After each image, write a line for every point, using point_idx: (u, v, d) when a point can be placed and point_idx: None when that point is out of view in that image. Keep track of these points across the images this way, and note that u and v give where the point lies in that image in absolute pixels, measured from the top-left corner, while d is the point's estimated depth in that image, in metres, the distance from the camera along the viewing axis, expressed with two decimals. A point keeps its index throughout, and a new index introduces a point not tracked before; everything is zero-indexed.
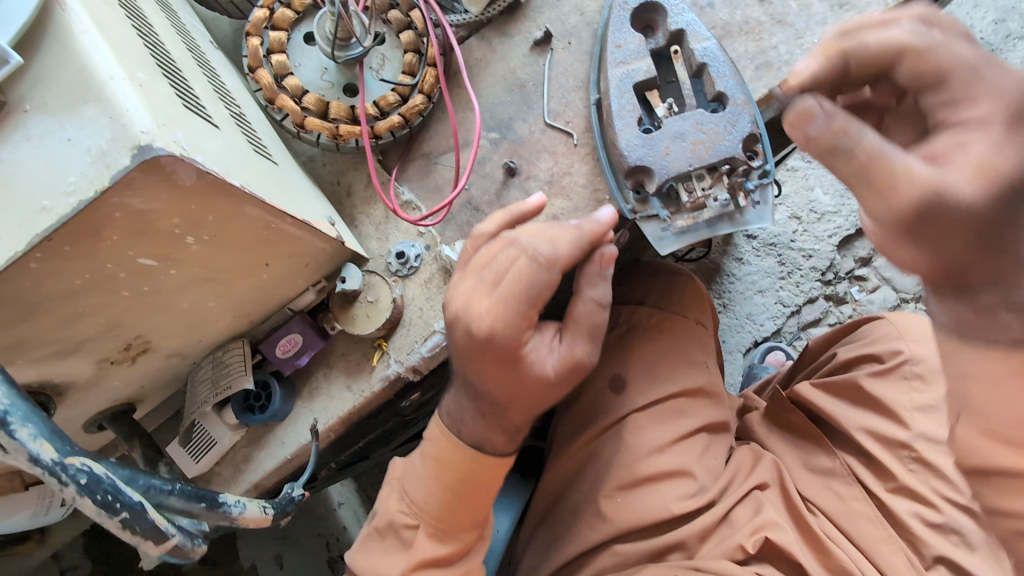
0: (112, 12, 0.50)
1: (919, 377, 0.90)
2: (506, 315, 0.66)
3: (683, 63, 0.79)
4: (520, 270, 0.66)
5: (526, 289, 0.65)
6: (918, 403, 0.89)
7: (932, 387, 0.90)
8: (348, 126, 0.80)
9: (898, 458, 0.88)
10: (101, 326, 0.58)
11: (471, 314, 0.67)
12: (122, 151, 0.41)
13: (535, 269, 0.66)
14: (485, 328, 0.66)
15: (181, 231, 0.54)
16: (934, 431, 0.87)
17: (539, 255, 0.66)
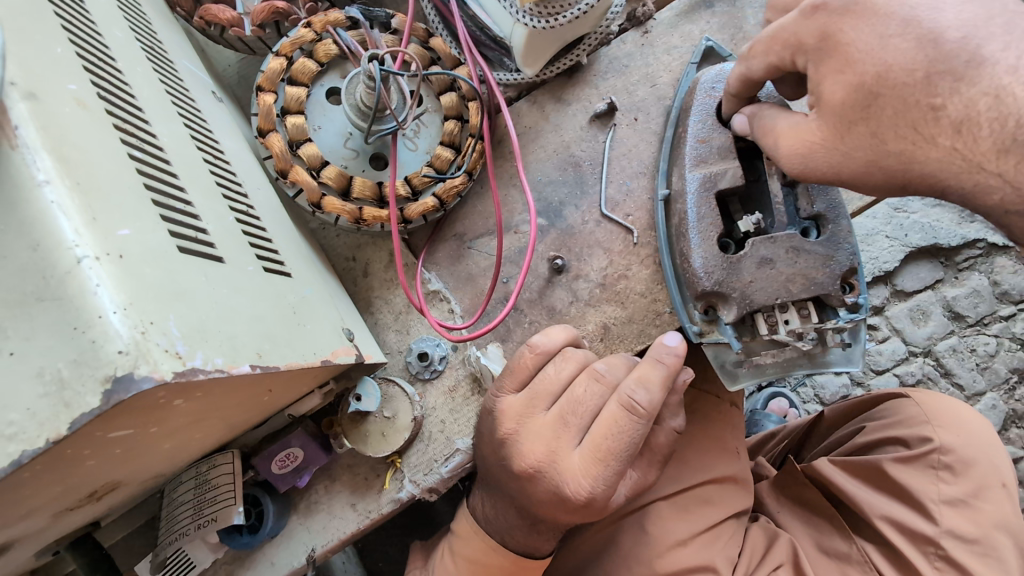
0: (87, 127, 0.37)
1: (949, 469, 0.76)
2: (603, 475, 0.54)
3: (777, 172, 0.65)
4: (607, 417, 0.54)
5: (620, 446, 0.54)
6: (946, 496, 0.75)
7: (964, 480, 0.76)
8: (373, 209, 0.68)
9: (923, 556, 0.74)
10: (57, 492, 0.46)
11: (560, 470, 0.55)
12: (89, 384, 0.28)
13: (630, 422, 0.54)
14: (583, 492, 0.54)
15: (168, 398, 0.42)
16: (965, 531, 0.73)
17: (638, 406, 0.53)
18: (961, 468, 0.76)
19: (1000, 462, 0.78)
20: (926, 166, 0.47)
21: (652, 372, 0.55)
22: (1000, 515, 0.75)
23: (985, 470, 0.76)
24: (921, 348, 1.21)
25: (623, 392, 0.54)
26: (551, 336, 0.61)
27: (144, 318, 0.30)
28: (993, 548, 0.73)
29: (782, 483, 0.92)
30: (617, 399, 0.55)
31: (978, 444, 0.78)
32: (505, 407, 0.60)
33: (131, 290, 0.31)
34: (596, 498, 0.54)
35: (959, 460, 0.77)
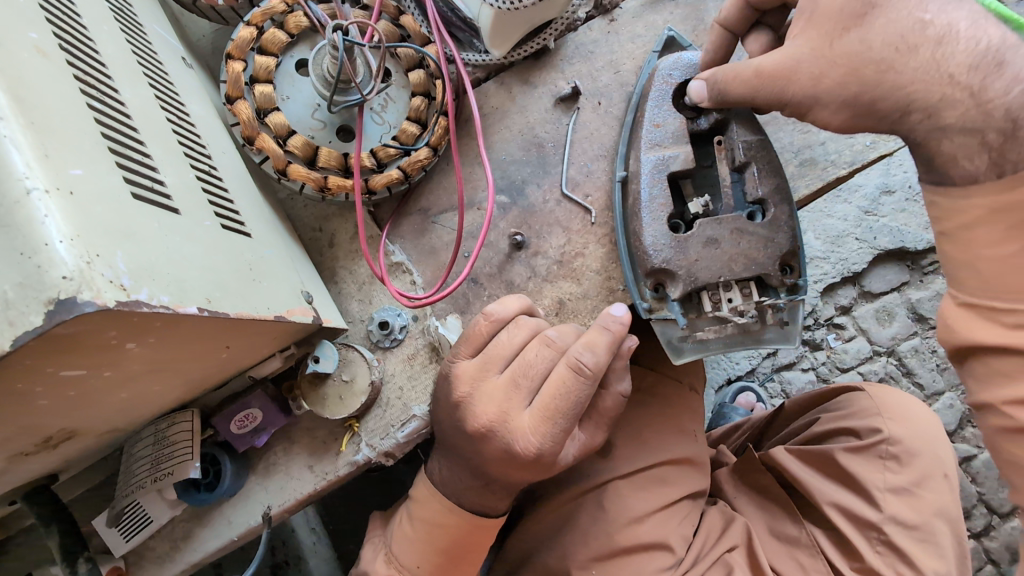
0: (45, 73, 0.39)
1: (895, 458, 0.84)
2: (551, 432, 0.57)
3: (725, 154, 0.70)
4: (557, 377, 0.57)
5: (567, 404, 0.57)
6: (892, 484, 0.83)
7: (909, 470, 0.84)
8: (338, 179, 0.69)
9: (866, 539, 0.82)
10: (12, 431, 0.48)
11: (510, 429, 0.58)
12: (34, 306, 0.30)
13: (577, 382, 0.57)
14: (532, 448, 0.57)
15: (120, 340, 0.43)
16: (907, 517, 0.81)
17: (585, 366, 0.56)
18: (906, 458, 0.84)
19: (941, 453, 0.86)
20: (901, 75, 0.53)
21: (599, 338, 0.57)
22: (940, 502, 0.83)
23: (929, 462, 0.85)
24: (885, 348, 1.27)
25: (571, 355, 0.57)
26: (506, 304, 0.63)
27: (90, 249, 0.32)
28: (930, 534, 0.81)
29: (741, 471, 0.98)
30: (566, 362, 0.58)
31: (923, 437, 0.86)
32: (459, 370, 0.62)
33: (78, 224, 0.33)
34: (543, 453, 0.57)
35: (905, 451, 0.85)
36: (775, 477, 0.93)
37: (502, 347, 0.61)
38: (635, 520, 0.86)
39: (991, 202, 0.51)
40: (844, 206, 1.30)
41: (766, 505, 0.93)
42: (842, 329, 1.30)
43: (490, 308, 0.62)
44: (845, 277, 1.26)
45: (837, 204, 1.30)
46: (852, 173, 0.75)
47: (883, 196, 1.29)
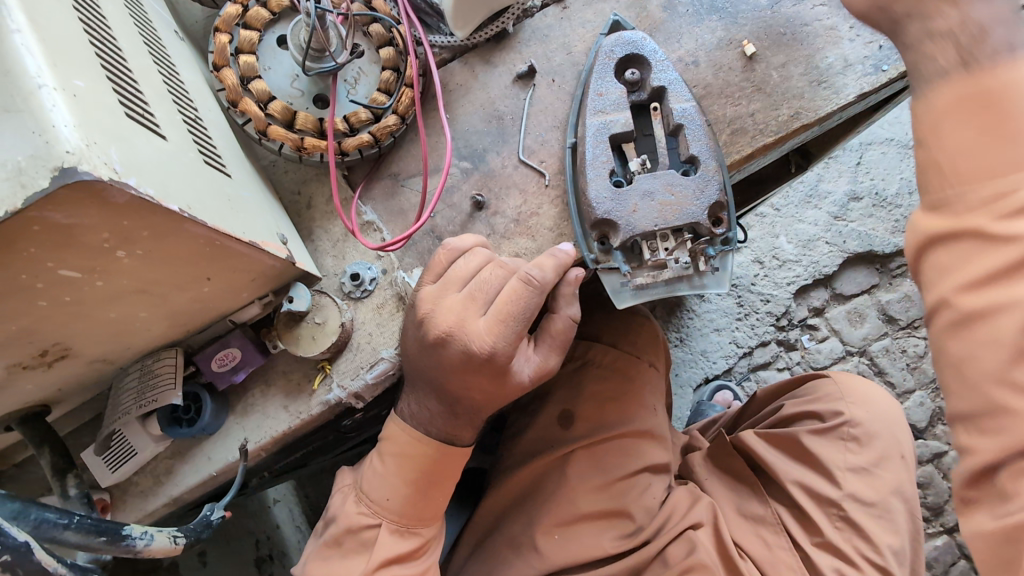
0: (54, 6, 0.46)
1: (855, 440, 0.91)
2: (506, 334, 0.66)
3: (661, 120, 0.79)
4: (510, 291, 0.66)
5: (518, 310, 0.66)
6: (851, 463, 0.90)
7: (868, 451, 0.91)
8: (314, 140, 0.77)
9: (826, 515, 0.88)
10: (12, 333, 0.54)
11: (467, 333, 0.67)
12: (42, 171, 0.38)
13: (526, 292, 0.66)
14: (486, 348, 0.66)
15: (111, 245, 0.50)
16: (866, 495, 0.88)
17: (534, 280, 0.66)
18: (865, 439, 0.91)
19: (899, 435, 0.93)
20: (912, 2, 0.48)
21: (547, 261, 0.67)
22: (896, 482, 0.90)
23: (886, 443, 0.92)
24: (857, 348, 1.43)
25: (522, 271, 0.66)
26: (465, 240, 0.73)
27: (89, 137, 0.40)
28: (887, 510, 0.88)
29: (713, 456, 1.02)
30: (519, 278, 0.67)
31: (882, 421, 0.94)
32: (422, 299, 0.70)
33: (80, 117, 0.40)
34: (497, 351, 0.66)
35: (865, 433, 0.92)
36: (745, 460, 0.99)
37: (461, 274, 0.70)
38: (593, 491, 0.94)
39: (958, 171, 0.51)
40: (815, 212, 1.48)
41: (733, 486, 0.98)
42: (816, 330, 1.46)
43: (450, 242, 0.72)
44: (815, 279, 1.43)
45: (809, 210, 1.49)
46: (778, 141, 0.84)
47: (850, 203, 1.48)
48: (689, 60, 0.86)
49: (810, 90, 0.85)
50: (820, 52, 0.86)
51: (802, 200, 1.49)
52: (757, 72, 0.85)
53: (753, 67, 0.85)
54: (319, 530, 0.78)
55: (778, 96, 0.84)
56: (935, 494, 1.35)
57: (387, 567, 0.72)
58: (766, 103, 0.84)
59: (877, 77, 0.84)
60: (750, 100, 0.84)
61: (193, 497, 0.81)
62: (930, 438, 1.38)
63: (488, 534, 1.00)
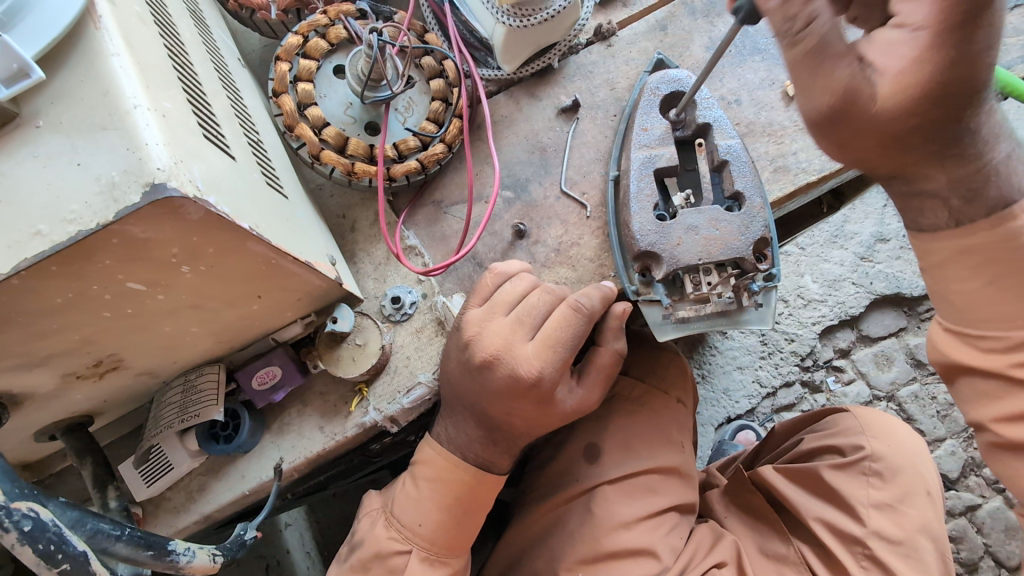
0: (146, 31, 0.49)
1: (878, 475, 0.88)
2: (552, 360, 0.67)
3: (705, 155, 0.80)
4: (557, 316, 0.68)
5: (566, 335, 0.67)
6: (875, 500, 0.87)
7: (892, 486, 0.88)
8: (364, 165, 0.79)
9: (850, 553, 0.86)
10: (74, 342, 0.55)
11: (515, 356, 0.67)
12: (134, 186, 0.40)
13: (575, 319, 0.67)
14: (533, 372, 0.66)
15: (178, 260, 0.51)
16: (891, 532, 0.85)
17: (582, 307, 0.67)
18: (889, 475, 0.88)
19: (926, 472, 0.90)
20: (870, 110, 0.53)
21: (594, 290, 0.69)
22: (923, 519, 0.86)
23: (912, 479, 0.89)
24: (885, 392, 1.40)
25: (571, 298, 0.68)
26: (511, 264, 0.74)
27: (176, 156, 0.42)
28: (914, 549, 0.84)
29: (731, 491, 1.03)
30: (567, 305, 0.68)
31: (908, 456, 0.91)
32: (468, 320, 0.71)
33: (168, 136, 0.42)
34: (544, 377, 0.66)
35: (888, 468, 0.89)
36: (763, 495, 0.99)
37: (508, 297, 0.70)
38: (622, 526, 0.91)
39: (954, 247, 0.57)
40: (841, 252, 1.47)
41: (756, 525, 0.97)
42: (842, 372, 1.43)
43: (499, 267, 0.73)
44: (841, 321, 1.41)
45: (835, 251, 1.48)
46: (822, 179, 0.84)
47: (877, 244, 1.47)
48: (732, 99, 0.87)
49: None
50: None
51: (827, 241, 1.49)
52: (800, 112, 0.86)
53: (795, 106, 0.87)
54: (343, 556, 0.76)
55: None
56: (969, 548, 1.30)
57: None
58: (809, 142, 0.85)
59: None
60: (792, 139, 0.85)
61: (224, 516, 0.81)
62: (960, 490, 1.33)
63: (510, 569, 0.99)
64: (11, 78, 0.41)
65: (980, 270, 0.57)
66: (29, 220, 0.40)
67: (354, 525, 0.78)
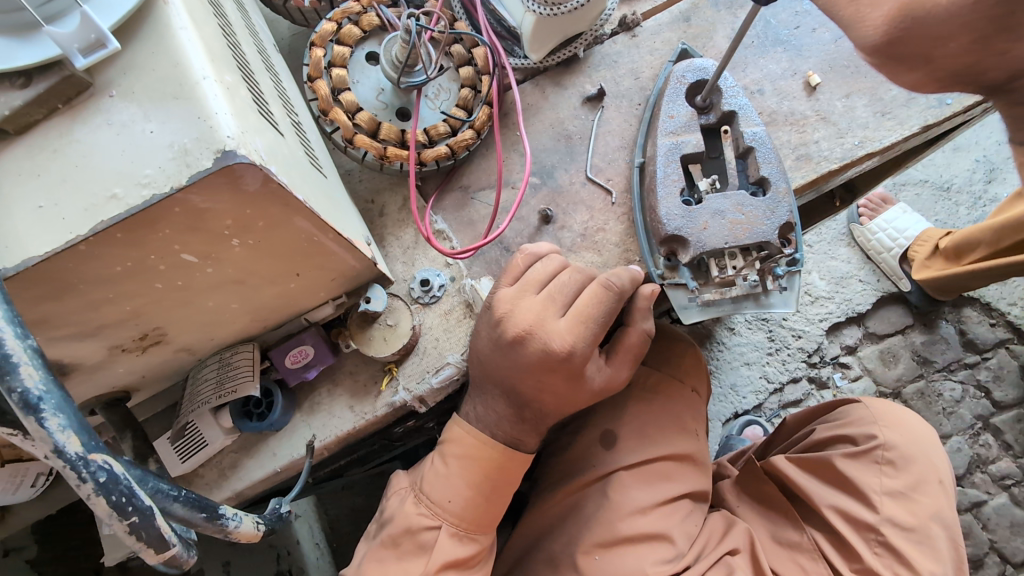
0: (204, 10, 0.50)
1: (891, 463, 0.90)
2: (585, 335, 0.69)
3: (731, 142, 0.82)
4: (590, 293, 0.70)
5: (598, 312, 0.69)
6: (887, 488, 0.89)
7: (904, 475, 0.89)
8: (396, 149, 0.80)
9: (864, 541, 0.87)
10: (125, 313, 0.57)
11: (548, 332, 0.69)
12: (206, 153, 0.42)
13: (606, 296, 0.69)
14: (566, 346, 0.68)
15: (229, 233, 0.52)
16: (903, 520, 0.87)
17: (613, 286, 0.70)
18: (902, 463, 0.90)
19: (937, 461, 0.92)
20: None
21: (625, 270, 0.71)
22: (934, 507, 0.88)
23: (924, 467, 0.91)
24: (890, 389, 1.41)
25: (602, 278, 0.70)
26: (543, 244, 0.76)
27: (242, 126, 0.44)
28: (927, 536, 0.86)
29: (744, 480, 1.04)
30: (597, 285, 0.71)
31: (919, 445, 0.92)
32: (499, 297, 0.72)
33: (234, 107, 0.44)
34: (576, 352, 0.68)
35: (901, 457, 0.91)
36: (777, 484, 0.99)
37: (540, 276, 0.72)
38: (640, 510, 0.92)
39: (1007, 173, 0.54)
40: (848, 250, 1.49)
41: (769, 513, 0.99)
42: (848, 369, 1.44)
43: (531, 248, 0.75)
44: (847, 317, 1.43)
45: (841, 248, 1.50)
46: (843, 168, 0.86)
47: None
48: (756, 88, 0.89)
49: (874, 121, 0.87)
50: (884, 84, 0.88)
51: (834, 238, 1.51)
52: (822, 102, 0.88)
53: (817, 97, 0.88)
54: (373, 532, 0.76)
55: (842, 125, 0.87)
56: (975, 544, 1.31)
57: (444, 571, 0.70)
58: (831, 131, 0.87)
59: (941, 111, 0.86)
60: (814, 129, 0.87)
61: (254, 493, 0.83)
62: (966, 486, 1.35)
63: (529, 552, 1.01)
64: (88, 48, 0.43)
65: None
66: (104, 185, 0.42)
67: (382, 503, 0.78)
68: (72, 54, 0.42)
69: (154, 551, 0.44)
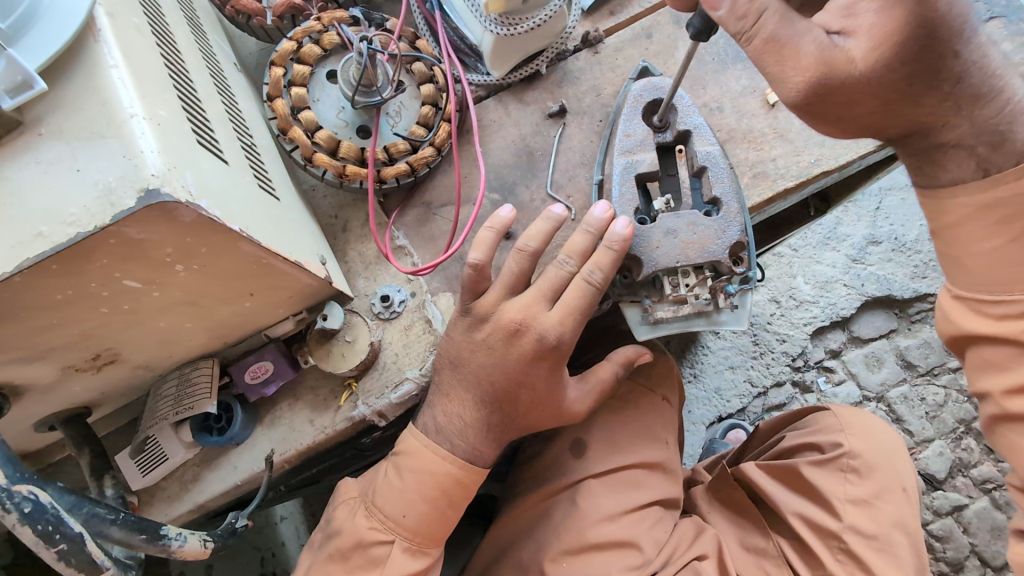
0: (142, 43, 0.51)
1: (855, 472, 0.91)
2: (572, 325, 0.72)
3: (685, 161, 0.84)
4: (574, 286, 0.73)
5: (583, 304, 0.72)
6: (851, 496, 0.90)
7: (868, 482, 0.90)
8: (355, 168, 0.81)
9: (827, 548, 0.89)
10: (74, 336, 0.58)
11: (540, 323, 0.72)
12: (130, 192, 0.44)
13: (588, 290, 0.72)
14: (556, 335, 0.72)
15: (172, 260, 0.53)
16: (866, 527, 0.88)
17: (595, 279, 0.72)
18: (866, 471, 0.91)
19: (902, 469, 0.93)
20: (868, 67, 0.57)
21: (605, 256, 0.72)
22: (897, 515, 0.89)
23: (888, 476, 0.91)
24: (874, 393, 1.43)
25: (583, 272, 0.72)
26: (480, 251, 0.73)
27: (170, 162, 0.45)
28: (888, 544, 0.87)
29: (715, 487, 1.04)
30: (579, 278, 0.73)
31: (885, 453, 0.93)
32: (481, 300, 0.75)
33: (164, 143, 0.46)
34: (564, 341, 0.72)
35: (865, 464, 0.91)
36: (746, 492, 1.00)
37: (517, 271, 0.75)
38: (605, 520, 0.93)
39: (978, 201, 0.57)
40: (833, 254, 1.50)
41: (737, 520, 0.99)
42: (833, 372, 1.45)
43: (471, 258, 0.73)
44: (833, 321, 1.44)
45: (827, 253, 1.50)
46: (800, 185, 0.87)
47: (869, 247, 1.50)
48: (715, 105, 0.90)
49: (831, 138, 0.88)
50: None
51: (820, 243, 1.51)
52: (780, 119, 0.89)
53: (775, 114, 0.89)
54: (318, 544, 0.78)
55: (799, 143, 0.88)
56: (955, 548, 1.32)
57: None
58: (788, 149, 0.88)
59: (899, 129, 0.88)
60: (772, 146, 0.88)
61: (216, 505, 0.84)
62: (947, 490, 1.36)
63: (496, 561, 1.01)
64: (15, 89, 0.44)
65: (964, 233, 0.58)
66: (31, 222, 0.44)
67: (329, 512, 0.80)
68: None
69: None
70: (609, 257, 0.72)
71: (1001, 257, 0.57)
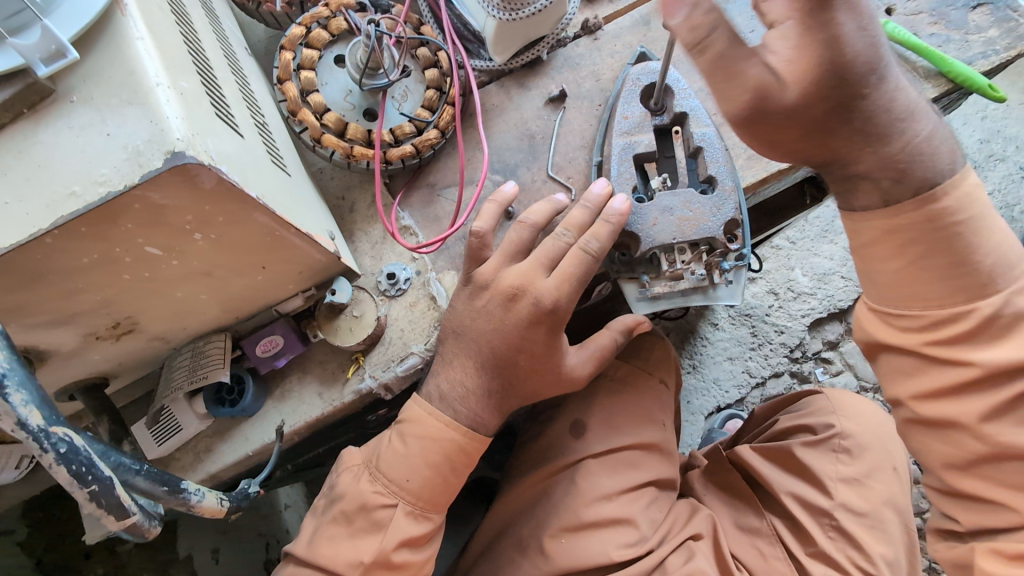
0: (165, 21, 0.54)
1: (847, 451, 0.94)
2: (568, 291, 0.75)
3: (682, 142, 0.86)
4: (571, 257, 0.75)
5: (581, 272, 0.75)
6: (843, 475, 0.92)
7: (859, 462, 0.93)
8: (362, 148, 0.84)
9: (820, 526, 0.91)
10: (95, 303, 0.60)
11: (537, 289, 0.75)
12: (157, 154, 0.47)
13: (585, 259, 0.75)
14: (553, 301, 0.74)
15: (191, 228, 0.55)
16: (857, 505, 0.90)
17: (591, 249, 0.75)
18: (857, 451, 0.94)
19: (893, 449, 0.96)
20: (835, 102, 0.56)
21: (602, 228, 0.75)
22: (888, 493, 0.92)
23: (878, 455, 0.94)
24: (872, 383, 1.45)
25: (580, 242, 0.75)
26: (484, 221, 0.77)
27: (192, 129, 0.48)
28: (879, 521, 0.90)
29: (710, 469, 1.07)
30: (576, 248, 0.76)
31: (875, 434, 0.96)
32: (481, 269, 0.78)
33: (187, 111, 0.49)
34: (560, 306, 0.74)
35: (856, 445, 0.94)
36: (741, 473, 1.02)
37: (517, 243, 0.79)
38: (604, 497, 0.96)
39: (883, 225, 0.59)
40: (830, 247, 1.53)
41: (732, 502, 1.01)
42: (830, 363, 1.48)
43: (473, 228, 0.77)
44: (830, 314, 1.47)
45: (824, 245, 1.53)
46: (793, 167, 0.89)
47: None
48: (710, 90, 0.93)
49: None
50: None
51: (818, 235, 1.54)
52: None
53: None
54: (322, 508, 0.80)
55: None
56: None
57: (400, 548, 0.75)
58: None
59: None
60: None
61: (227, 475, 0.87)
62: None
63: (498, 537, 1.03)
64: (50, 57, 0.47)
65: (895, 248, 0.59)
66: (64, 183, 0.47)
67: (333, 476, 0.82)
68: (34, 63, 0.47)
69: (115, 517, 0.50)
70: (607, 231, 0.75)
71: (907, 275, 0.59)
